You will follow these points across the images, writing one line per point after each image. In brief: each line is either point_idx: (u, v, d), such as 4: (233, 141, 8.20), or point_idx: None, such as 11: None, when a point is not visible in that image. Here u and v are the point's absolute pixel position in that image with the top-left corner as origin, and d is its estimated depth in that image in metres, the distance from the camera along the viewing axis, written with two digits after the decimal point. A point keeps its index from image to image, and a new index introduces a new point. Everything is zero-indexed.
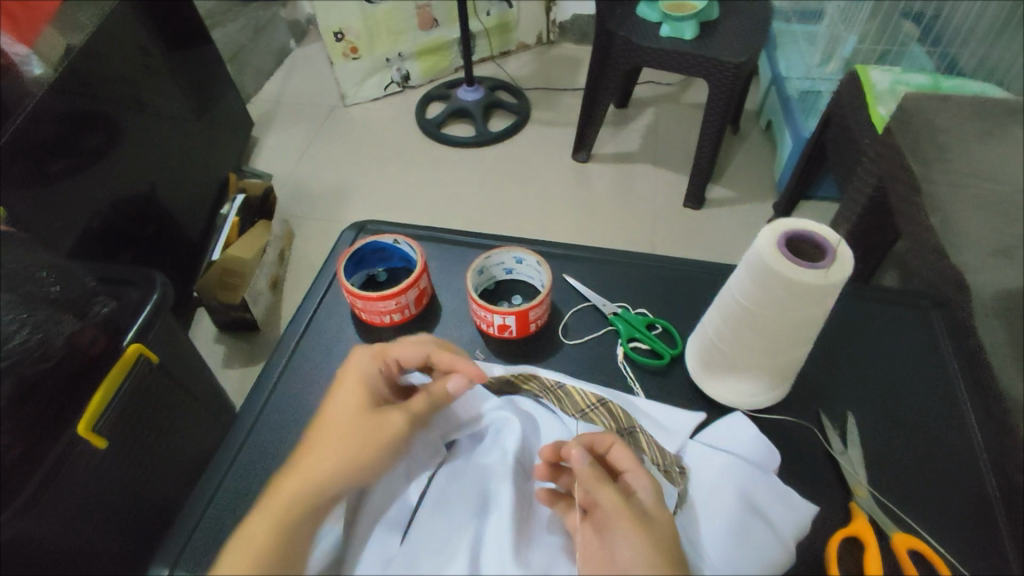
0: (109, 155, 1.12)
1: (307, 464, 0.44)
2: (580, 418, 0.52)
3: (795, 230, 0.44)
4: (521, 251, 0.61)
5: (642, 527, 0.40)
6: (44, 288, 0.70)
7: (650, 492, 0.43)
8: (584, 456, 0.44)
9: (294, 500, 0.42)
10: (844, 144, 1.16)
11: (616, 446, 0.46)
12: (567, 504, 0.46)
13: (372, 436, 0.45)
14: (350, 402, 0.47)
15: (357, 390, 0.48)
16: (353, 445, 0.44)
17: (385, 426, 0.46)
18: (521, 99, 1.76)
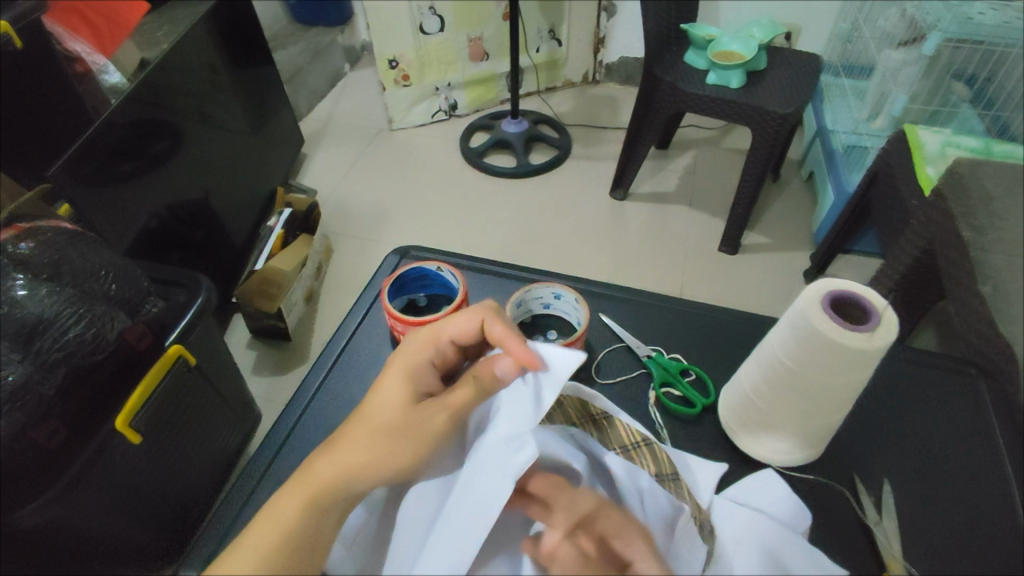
0: (171, 163, 1.17)
1: (350, 449, 0.47)
2: (621, 453, 0.51)
3: (840, 290, 0.44)
4: (561, 288, 0.62)
5: None
6: (105, 287, 0.73)
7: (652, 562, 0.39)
8: None
9: (330, 488, 0.46)
10: (890, 201, 1.14)
11: (607, 513, 0.40)
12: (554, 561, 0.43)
13: (412, 430, 0.48)
14: (395, 389, 0.49)
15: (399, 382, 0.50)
16: (392, 438, 0.47)
17: (425, 419, 0.48)
18: (563, 134, 1.80)
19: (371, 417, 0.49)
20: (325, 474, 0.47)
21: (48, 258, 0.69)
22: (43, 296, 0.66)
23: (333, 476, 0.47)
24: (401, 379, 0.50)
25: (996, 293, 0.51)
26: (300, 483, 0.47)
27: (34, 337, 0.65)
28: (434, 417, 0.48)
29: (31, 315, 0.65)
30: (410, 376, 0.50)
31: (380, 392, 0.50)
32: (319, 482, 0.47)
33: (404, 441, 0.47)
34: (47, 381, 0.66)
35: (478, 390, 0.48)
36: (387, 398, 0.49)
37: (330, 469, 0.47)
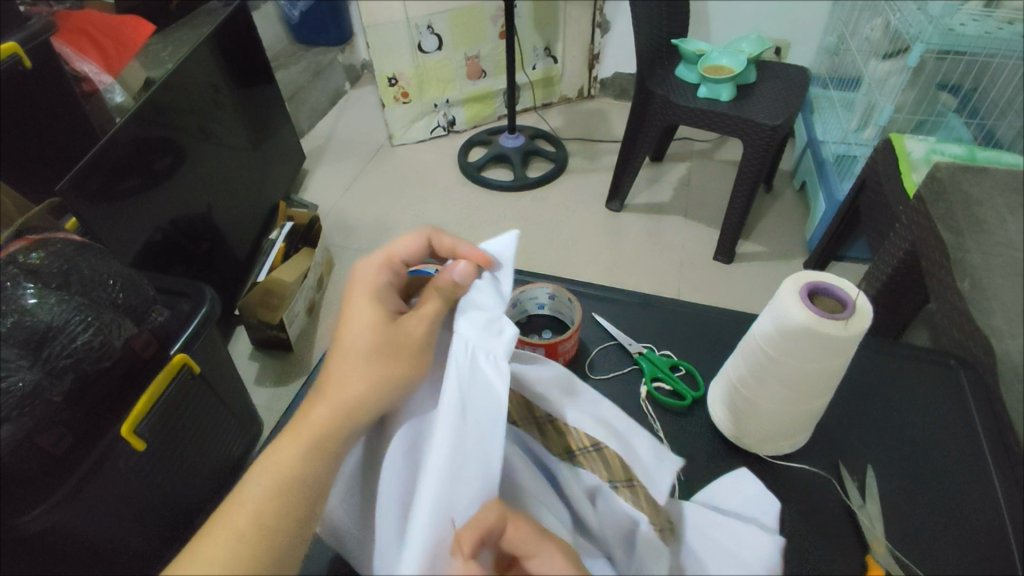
0: (174, 179, 1.20)
1: (333, 384, 0.46)
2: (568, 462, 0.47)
3: (816, 281, 0.46)
4: (553, 288, 0.65)
5: None
6: (113, 295, 0.76)
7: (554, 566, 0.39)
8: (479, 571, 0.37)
9: (320, 429, 0.45)
10: (878, 207, 1.17)
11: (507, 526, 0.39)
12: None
13: (391, 348, 0.47)
14: (362, 312, 0.49)
15: (369, 304, 0.50)
16: (374, 361, 0.46)
17: (401, 334, 0.47)
18: (559, 148, 1.83)
19: (349, 347, 0.48)
20: (315, 416, 0.45)
21: (58, 267, 0.71)
22: (52, 304, 0.68)
23: (322, 418, 0.45)
24: (367, 302, 0.50)
25: (975, 288, 0.54)
26: (290, 434, 0.45)
27: (44, 343, 0.66)
28: (410, 333, 0.47)
29: (42, 322, 0.67)
30: (375, 300, 0.50)
31: (350, 320, 0.49)
32: (312, 427, 0.45)
33: (387, 360, 0.46)
34: (56, 386, 0.68)
35: (444, 299, 0.49)
36: (360, 322, 0.48)
37: (318, 412, 0.45)
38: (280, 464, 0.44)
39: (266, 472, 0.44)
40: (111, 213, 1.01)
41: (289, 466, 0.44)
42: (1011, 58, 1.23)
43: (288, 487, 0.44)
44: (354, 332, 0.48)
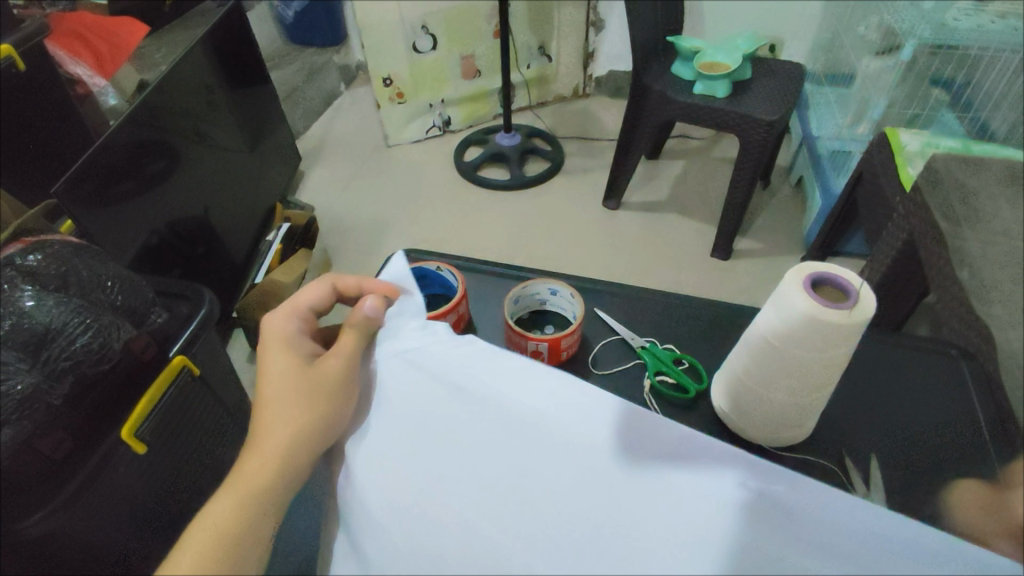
0: (169, 181, 1.20)
1: (260, 431, 0.45)
2: None
3: (818, 271, 0.46)
4: (557, 283, 0.64)
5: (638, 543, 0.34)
6: (111, 297, 0.75)
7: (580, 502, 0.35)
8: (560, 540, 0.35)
9: (257, 473, 0.43)
10: (874, 201, 1.17)
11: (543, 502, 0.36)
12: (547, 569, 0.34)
13: (308, 390, 0.45)
14: (277, 361, 0.49)
15: (284, 355, 0.49)
16: (293, 406, 0.45)
17: (320, 372, 0.46)
18: (556, 146, 1.83)
19: (269, 397, 0.47)
20: (249, 462, 0.44)
21: (55, 270, 0.71)
22: (50, 306, 0.67)
23: (260, 467, 0.43)
24: (279, 351, 0.50)
25: (973, 278, 0.54)
26: (233, 483, 0.43)
27: (43, 345, 0.66)
28: (327, 372, 0.45)
29: (40, 324, 0.66)
30: (288, 348, 0.50)
31: (269, 368, 0.49)
32: (246, 478, 0.43)
33: (307, 400, 0.45)
34: (54, 390, 0.67)
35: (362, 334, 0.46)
36: (277, 371, 0.48)
37: (251, 459, 0.44)
38: (220, 513, 0.42)
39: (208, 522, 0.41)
40: (106, 216, 1.01)
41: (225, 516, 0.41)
42: (1005, 51, 1.24)
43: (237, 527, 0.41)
44: (272, 382, 0.47)
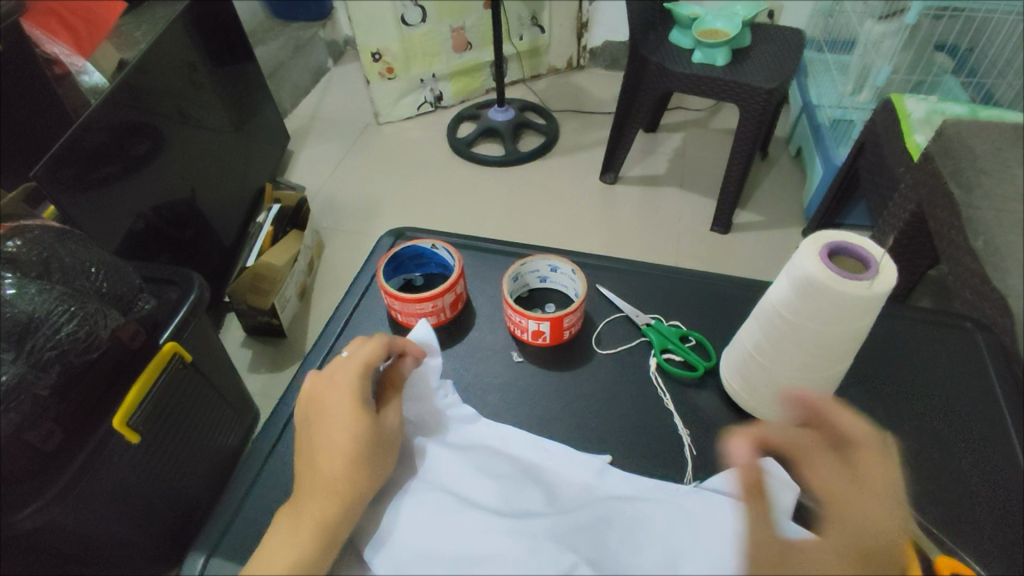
0: (153, 164, 1.16)
1: (323, 475, 0.43)
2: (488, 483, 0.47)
3: (836, 241, 0.44)
4: (557, 260, 0.62)
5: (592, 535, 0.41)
6: (96, 284, 0.72)
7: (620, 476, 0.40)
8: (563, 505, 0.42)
9: (331, 517, 0.42)
10: (878, 171, 1.15)
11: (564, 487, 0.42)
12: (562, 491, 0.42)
13: (377, 445, 0.45)
14: (344, 414, 0.45)
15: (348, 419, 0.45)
16: (364, 455, 0.44)
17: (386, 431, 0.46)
18: (551, 120, 1.79)
19: (330, 461, 0.44)
20: (318, 503, 0.42)
21: (37, 255, 0.67)
22: (33, 294, 0.63)
23: (334, 508, 0.42)
24: (350, 403, 0.45)
25: (989, 246, 0.51)
26: (302, 525, 0.41)
27: (27, 335, 0.62)
28: (390, 431, 0.47)
29: (22, 313, 0.62)
30: (357, 398, 0.46)
31: (333, 419, 0.45)
32: (321, 520, 0.41)
33: (377, 457, 0.45)
34: (40, 380, 0.65)
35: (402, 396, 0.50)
36: (337, 436, 0.44)
37: (321, 500, 0.42)
38: (298, 555, 0.40)
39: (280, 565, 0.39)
40: (89, 201, 0.97)
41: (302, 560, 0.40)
42: (1012, 16, 1.20)
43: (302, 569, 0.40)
44: (333, 443, 0.44)
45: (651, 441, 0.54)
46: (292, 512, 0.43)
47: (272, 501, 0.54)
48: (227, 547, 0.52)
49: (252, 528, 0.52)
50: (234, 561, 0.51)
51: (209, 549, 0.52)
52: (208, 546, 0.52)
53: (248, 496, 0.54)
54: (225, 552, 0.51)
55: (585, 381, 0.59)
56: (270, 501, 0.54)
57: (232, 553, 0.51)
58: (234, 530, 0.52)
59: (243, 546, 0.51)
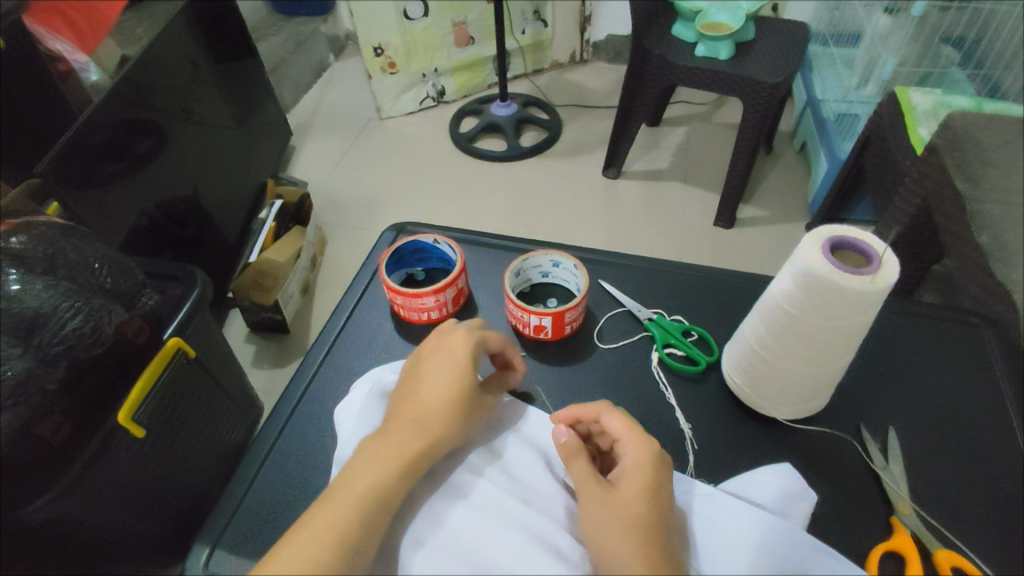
0: (157, 161, 1.16)
1: (415, 412, 0.46)
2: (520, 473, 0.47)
3: (839, 235, 0.44)
4: (559, 255, 0.62)
5: (604, 499, 0.42)
6: (100, 280, 0.72)
7: (630, 455, 0.44)
8: (580, 466, 0.44)
9: (413, 455, 0.44)
10: (882, 165, 1.14)
11: (575, 460, 0.45)
12: (580, 460, 0.45)
13: (469, 409, 0.48)
14: (453, 365, 0.48)
15: (456, 376, 0.48)
16: (456, 410, 0.46)
17: (480, 404, 0.49)
18: (553, 115, 1.78)
19: (426, 402, 0.46)
20: (403, 439, 0.44)
21: (42, 251, 0.67)
22: (39, 289, 0.64)
23: (421, 448, 0.44)
24: (463, 361, 0.48)
25: (994, 241, 0.51)
26: (384, 453, 0.44)
27: (34, 331, 0.63)
28: (482, 406, 0.49)
29: (29, 309, 0.63)
30: (470, 359, 0.49)
31: (438, 371, 0.48)
32: (404, 453, 0.44)
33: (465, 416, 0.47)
34: (49, 374, 0.65)
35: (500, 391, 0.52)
36: (439, 384, 0.47)
37: (407, 434, 0.45)
38: (380, 482, 0.42)
39: (357, 494, 0.41)
40: (94, 197, 0.97)
41: (380, 485, 0.42)
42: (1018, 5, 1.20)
43: (372, 505, 0.41)
44: (433, 389, 0.47)
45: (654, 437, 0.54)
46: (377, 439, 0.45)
47: (275, 494, 0.54)
48: (229, 540, 0.52)
49: (254, 521, 0.53)
50: (238, 554, 0.51)
51: (213, 542, 0.52)
52: (212, 538, 0.52)
53: (250, 490, 0.55)
54: (229, 544, 0.52)
55: (587, 376, 0.59)
56: (273, 495, 0.54)
57: (234, 547, 0.52)
58: (237, 523, 0.53)
59: (246, 539, 0.52)
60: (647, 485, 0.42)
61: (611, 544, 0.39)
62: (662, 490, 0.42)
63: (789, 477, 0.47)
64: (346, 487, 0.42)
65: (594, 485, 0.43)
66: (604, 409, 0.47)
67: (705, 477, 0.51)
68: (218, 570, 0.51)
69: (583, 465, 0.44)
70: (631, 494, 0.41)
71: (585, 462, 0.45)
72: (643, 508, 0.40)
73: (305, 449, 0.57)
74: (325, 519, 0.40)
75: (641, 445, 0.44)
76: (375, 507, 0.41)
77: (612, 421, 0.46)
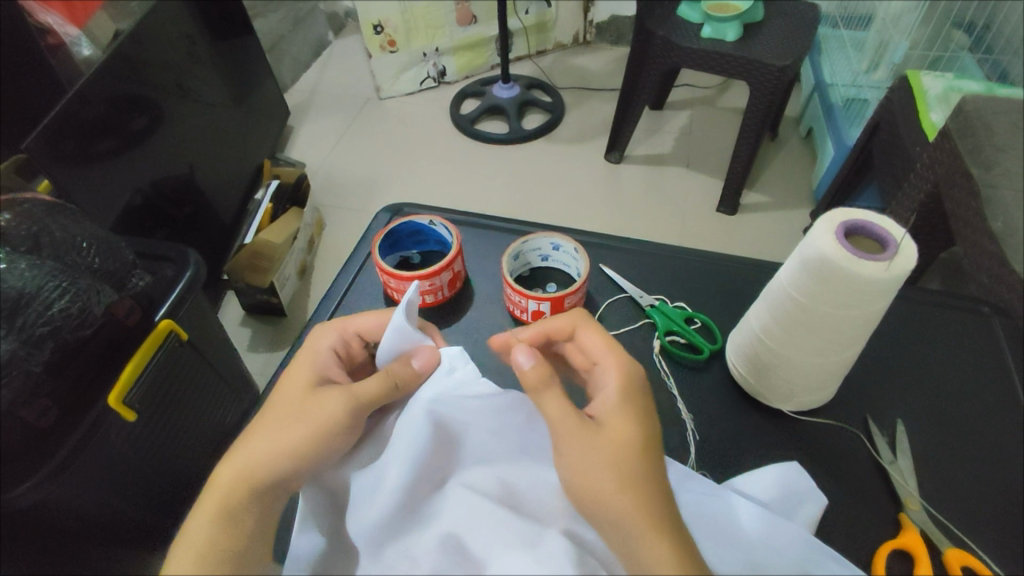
0: (153, 140, 1.14)
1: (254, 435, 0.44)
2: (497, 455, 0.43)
3: (852, 219, 0.42)
4: (559, 238, 0.60)
5: (587, 436, 0.39)
6: (88, 259, 0.70)
7: (612, 386, 0.42)
8: (555, 399, 0.41)
9: (244, 491, 0.41)
10: (890, 151, 1.12)
11: (547, 394, 0.42)
12: (550, 392, 0.42)
13: (308, 420, 0.44)
14: (298, 374, 0.48)
15: (303, 381, 0.47)
16: (295, 415, 0.44)
17: (325, 411, 0.44)
18: (556, 97, 1.75)
19: (265, 420, 0.45)
20: (235, 477, 0.42)
21: (25, 230, 0.66)
22: (23, 270, 0.63)
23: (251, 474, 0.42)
24: (310, 365, 0.48)
25: None
26: (213, 495, 0.41)
27: (17, 312, 0.61)
28: (332, 404, 0.45)
29: (12, 290, 0.61)
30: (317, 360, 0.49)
31: (287, 381, 0.48)
32: (234, 482, 0.42)
33: (303, 424, 0.44)
34: (34, 356, 0.63)
35: (388, 382, 0.47)
36: (288, 392, 0.46)
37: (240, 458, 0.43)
38: (209, 521, 0.40)
39: (195, 537, 0.40)
40: (87, 175, 0.95)
41: (217, 531, 0.40)
42: None
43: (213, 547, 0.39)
44: (282, 398, 0.46)
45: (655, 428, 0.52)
46: (208, 486, 0.42)
47: None
48: None
49: None
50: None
51: None
52: None
53: None
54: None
55: None
56: None
57: None
58: None
59: None
60: (632, 420, 0.40)
61: (592, 480, 0.38)
62: (644, 421, 0.40)
63: (796, 482, 0.45)
64: (185, 539, 0.40)
65: (573, 421, 0.40)
66: (580, 325, 0.45)
67: (705, 469, 0.50)
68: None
69: (556, 395, 0.41)
70: (614, 438, 0.39)
71: (559, 393, 0.42)
72: (628, 446, 0.39)
73: None
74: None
75: (623, 370, 0.42)
76: (222, 555, 0.39)
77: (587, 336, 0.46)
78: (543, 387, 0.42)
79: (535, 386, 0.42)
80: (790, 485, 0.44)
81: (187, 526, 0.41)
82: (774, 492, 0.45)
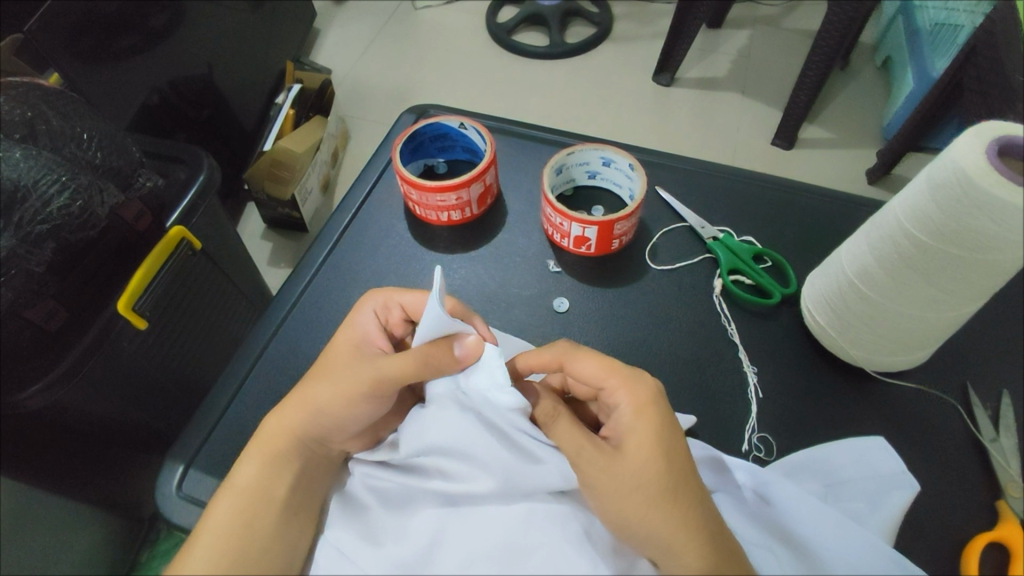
0: (176, 36, 1.04)
1: (296, 401, 0.41)
2: (514, 432, 0.38)
3: (1011, 137, 0.33)
4: (611, 151, 0.51)
5: (604, 466, 0.36)
6: (89, 153, 0.60)
7: (626, 409, 0.37)
8: (570, 439, 0.37)
9: (281, 443, 0.40)
10: (983, 78, 0.90)
11: (559, 423, 0.38)
12: (565, 426, 0.38)
13: (339, 383, 0.41)
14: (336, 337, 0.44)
15: (340, 345, 0.43)
16: (328, 376, 0.41)
17: (354, 378, 0.40)
18: (603, 7, 1.57)
19: (305, 383, 0.42)
20: (276, 429, 0.41)
21: (19, 114, 0.55)
22: (18, 159, 0.54)
23: (285, 440, 0.40)
24: (348, 326, 0.44)
25: None
26: (254, 459, 0.39)
27: (14, 206, 0.53)
28: (361, 375, 0.40)
29: (8, 180, 0.53)
30: (357, 321, 0.44)
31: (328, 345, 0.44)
32: (272, 448, 0.40)
33: (335, 389, 0.41)
34: (34, 255, 0.55)
35: (418, 360, 0.39)
36: (331, 356, 0.43)
37: (283, 424, 0.41)
38: (250, 481, 0.39)
39: (237, 496, 0.38)
40: (96, 67, 0.87)
41: (257, 480, 0.39)
42: None
43: (258, 505, 0.38)
44: (322, 361, 0.43)
45: (709, 378, 0.47)
46: (253, 438, 0.41)
47: (260, 412, 0.49)
48: (208, 457, 0.47)
49: (236, 437, 0.48)
50: (215, 476, 0.47)
51: (187, 460, 0.47)
52: (187, 456, 0.47)
53: (236, 402, 0.49)
54: (205, 465, 0.47)
55: (633, 301, 0.51)
56: (256, 412, 0.49)
57: (214, 465, 0.47)
58: (216, 440, 0.48)
59: (226, 460, 0.47)
60: (653, 443, 0.36)
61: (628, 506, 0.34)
62: (671, 439, 0.36)
63: (878, 464, 0.40)
64: (227, 487, 0.39)
65: (591, 449, 0.36)
66: (570, 353, 0.39)
67: (766, 431, 0.44)
68: (192, 492, 0.46)
69: (567, 424, 0.38)
70: (634, 465, 0.35)
71: (570, 422, 0.38)
72: (655, 483, 0.35)
73: (299, 359, 0.51)
74: (204, 528, 0.37)
75: (631, 389, 0.37)
76: (258, 511, 0.38)
77: (583, 364, 0.39)
78: (553, 418, 0.39)
79: (543, 417, 0.39)
80: (873, 467, 0.40)
81: (236, 475, 0.39)
82: (845, 478, 0.41)
